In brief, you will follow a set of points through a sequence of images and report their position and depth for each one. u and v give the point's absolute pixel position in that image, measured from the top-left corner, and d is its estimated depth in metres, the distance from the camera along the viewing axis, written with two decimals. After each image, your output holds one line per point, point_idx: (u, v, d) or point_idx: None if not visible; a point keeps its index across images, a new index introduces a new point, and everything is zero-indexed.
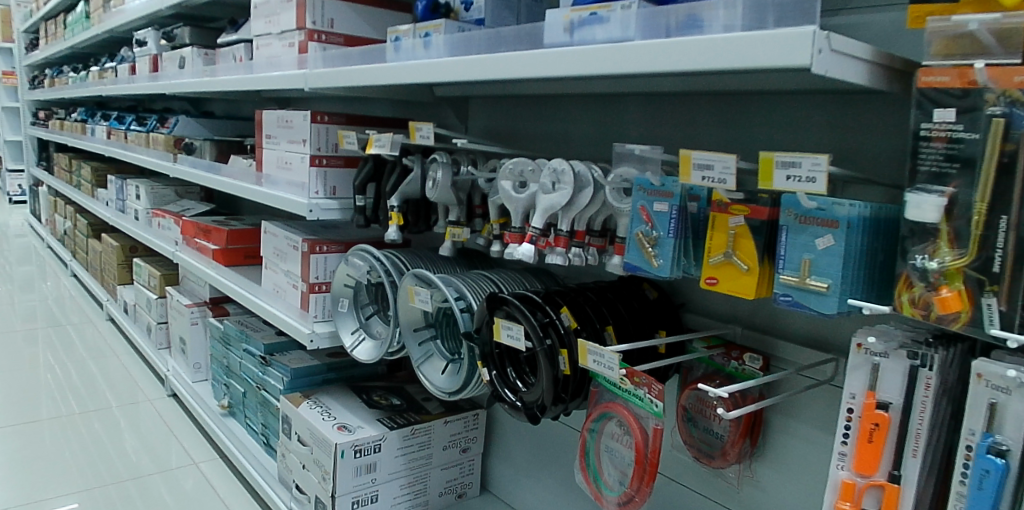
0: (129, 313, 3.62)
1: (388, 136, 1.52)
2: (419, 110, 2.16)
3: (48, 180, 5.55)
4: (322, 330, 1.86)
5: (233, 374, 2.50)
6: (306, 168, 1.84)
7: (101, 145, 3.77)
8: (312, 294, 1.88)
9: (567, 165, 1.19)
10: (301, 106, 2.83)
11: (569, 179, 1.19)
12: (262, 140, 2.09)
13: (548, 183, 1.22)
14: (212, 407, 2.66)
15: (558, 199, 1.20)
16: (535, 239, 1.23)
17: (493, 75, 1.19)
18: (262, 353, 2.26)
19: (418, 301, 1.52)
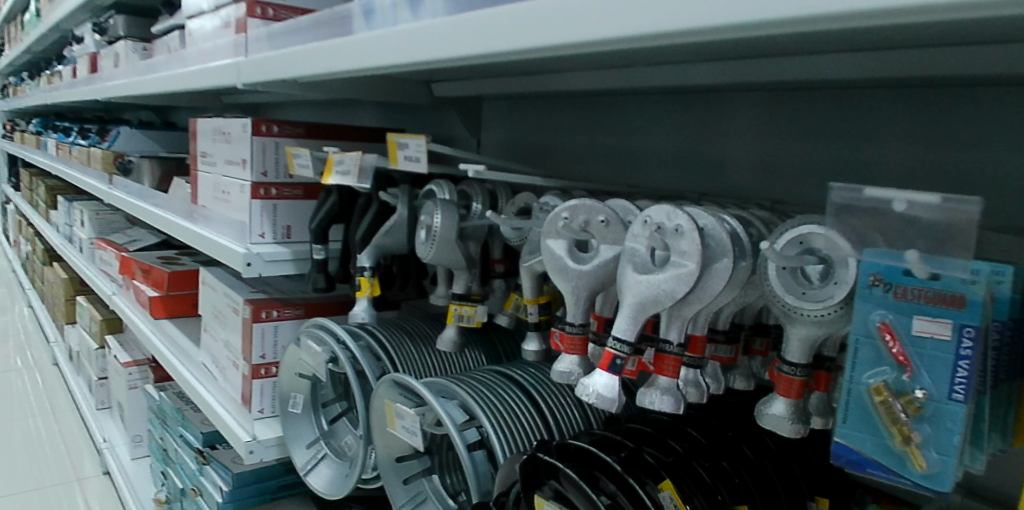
0: (74, 361, 3.02)
1: (355, 157, 0.94)
2: (414, 116, 1.59)
3: (12, 199, 5.02)
4: (266, 436, 1.27)
5: (170, 462, 1.91)
6: (247, 202, 1.26)
7: (50, 161, 3.23)
8: (254, 382, 1.29)
9: (685, 217, 0.60)
10: (270, 114, 2.27)
11: (693, 246, 0.59)
12: (195, 159, 1.52)
13: (644, 250, 0.63)
14: (148, 500, 2.05)
15: (670, 286, 0.60)
16: (619, 364, 0.62)
17: (518, 43, 0.60)
18: (198, 445, 1.67)
19: (399, 428, 0.92)
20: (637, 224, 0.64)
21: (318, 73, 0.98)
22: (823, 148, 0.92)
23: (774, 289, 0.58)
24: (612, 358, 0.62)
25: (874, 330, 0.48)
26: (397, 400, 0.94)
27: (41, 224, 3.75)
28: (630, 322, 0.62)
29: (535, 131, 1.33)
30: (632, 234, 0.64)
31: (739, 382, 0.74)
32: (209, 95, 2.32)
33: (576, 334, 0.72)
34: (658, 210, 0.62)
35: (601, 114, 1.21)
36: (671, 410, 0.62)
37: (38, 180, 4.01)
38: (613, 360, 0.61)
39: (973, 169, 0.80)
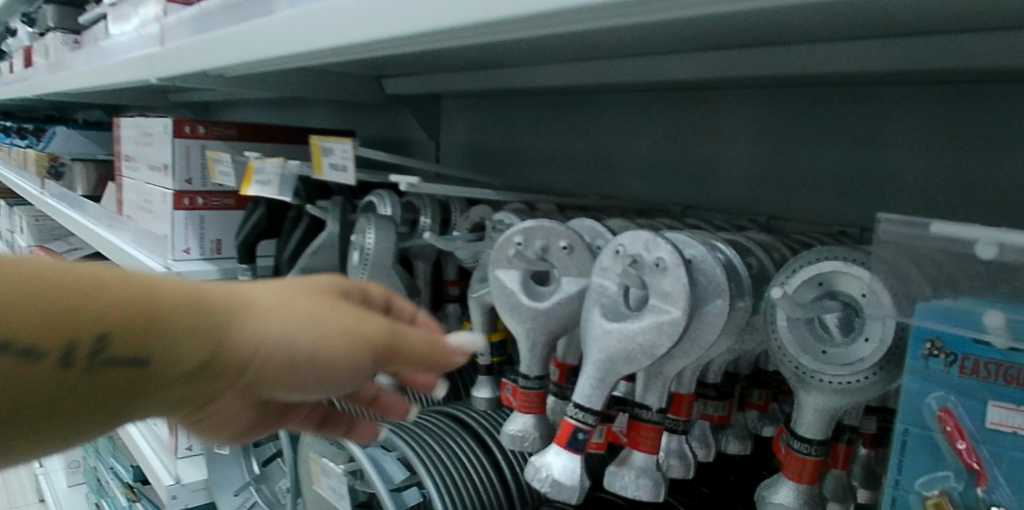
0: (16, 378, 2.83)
1: (276, 163, 0.79)
2: (369, 116, 1.44)
3: None
4: (191, 479, 1.12)
5: (105, 495, 1.73)
6: (168, 213, 1.10)
7: None
8: None
9: (667, 249, 0.46)
10: (221, 114, 2.11)
11: (680, 289, 0.45)
12: (121, 163, 1.36)
13: (615, 290, 0.49)
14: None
15: (648, 341, 0.46)
16: (582, 439, 0.48)
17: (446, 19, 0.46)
18: (129, 479, 1.51)
19: (325, 487, 0.80)
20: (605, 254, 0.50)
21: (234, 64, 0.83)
22: (826, 153, 0.79)
23: (784, 345, 0.44)
24: (574, 433, 0.48)
25: (931, 421, 0.34)
26: (323, 452, 0.80)
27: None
28: (596, 385, 0.48)
29: (499, 133, 1.19)
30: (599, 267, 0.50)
31: (733, 445, 0.60)
32: (155, 93, 2.15)
33: (531, 389, 0.58)
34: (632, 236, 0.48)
35: (572, 114, 1.07)
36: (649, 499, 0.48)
37: None
38: (574, 434, 0.47)
39: (1008, 182, 0.66)
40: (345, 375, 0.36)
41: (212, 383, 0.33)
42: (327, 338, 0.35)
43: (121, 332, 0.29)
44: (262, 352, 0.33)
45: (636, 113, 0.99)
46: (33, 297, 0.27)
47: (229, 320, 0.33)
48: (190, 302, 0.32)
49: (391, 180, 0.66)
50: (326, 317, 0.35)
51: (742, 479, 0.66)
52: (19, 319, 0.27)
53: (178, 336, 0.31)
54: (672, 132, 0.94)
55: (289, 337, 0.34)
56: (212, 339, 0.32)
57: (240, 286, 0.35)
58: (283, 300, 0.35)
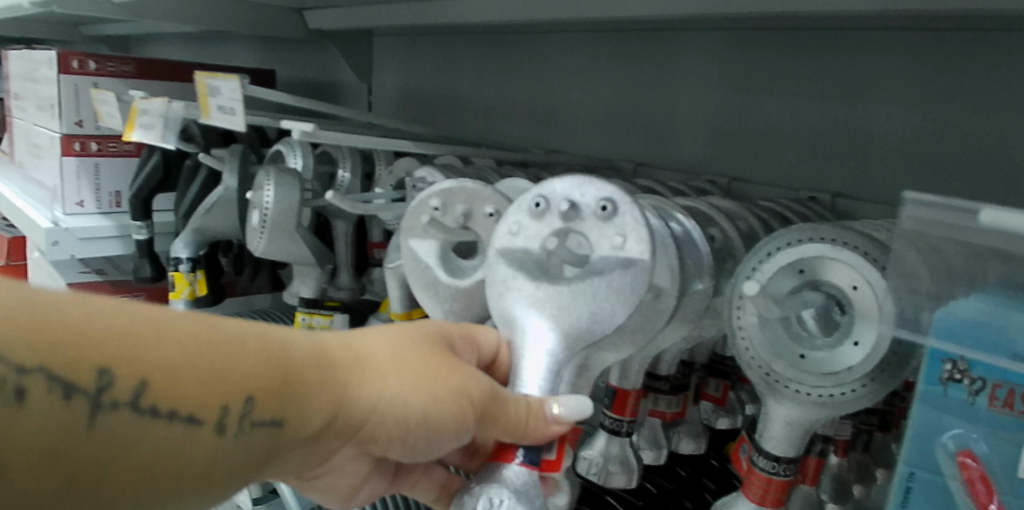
0: None
1: (159, 101, 0.65)
2: (296, 56, 1.30)
3: None
4: None
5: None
6: (56, 161, 0.95)
7: None
8: None
9: (614, 192, 0.36)
10: (140, 49, 1.93)
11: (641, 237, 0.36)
12: (9, 99, 1.19)
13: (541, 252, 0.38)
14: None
15: (607, 311, 0.35)
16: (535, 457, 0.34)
17: None
18: None
19: None
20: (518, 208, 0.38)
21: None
22: (792, 106, 0.70)
23: (751, 347, 0.35)
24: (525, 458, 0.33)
25: (945, 464, 0.27)
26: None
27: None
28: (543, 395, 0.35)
29: (438, 78, 1.07)
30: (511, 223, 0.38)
31: (685, 445, 0.52)
32: (63, 23, 1.95)
33: None
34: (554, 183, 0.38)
35: (515, 58, 0.97)
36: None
37: None
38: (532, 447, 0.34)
39: (992, 142, 0.58)
40: (450, 440, 0.34)
41: (323, 444, 0.31)
42: (436, 396, 0.32)
43: (270, 395, 0.27)
44: (385, 410, 0.32)
45: (589, 57, 0.89)
46: (183, 360, 0.25)
47: (348, 374, 0.31)
48: (316, 359, 0.30)
49: (282, 125, 0.56)
50: (442, 370, 0.33)
51: (694, 474, 0.59)
52: (177, 390, 0.25)
53: (310, 396, 0.29)
54: (629, 80, 0.84)
55: (409, 391, 0.32)
56: (334, 399, 0.30)
57: (347, 337, 0.33)
58: (398, 347, 0.33)
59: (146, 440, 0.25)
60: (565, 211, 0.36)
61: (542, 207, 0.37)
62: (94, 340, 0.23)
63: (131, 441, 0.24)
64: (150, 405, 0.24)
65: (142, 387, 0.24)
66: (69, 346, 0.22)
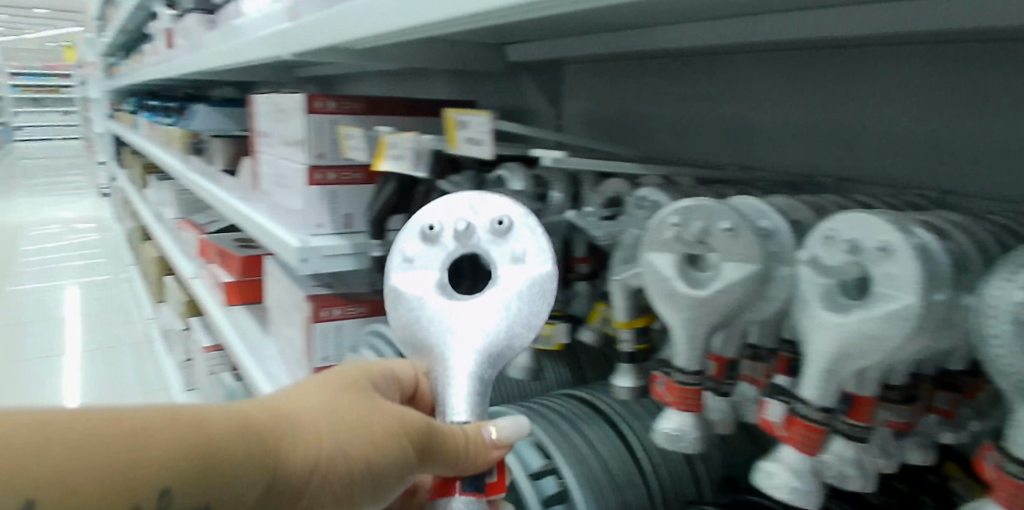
0: (169, 338, 3.12)
1: (409, 136, 0.77)
2: (489, 88, 1.43)
3: (126, 180, 5.37)
4: None
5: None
6: (303, 189, 1.13)
7: (148, 145, 3.37)
8: None
9: (503, 216, 0.61)
10: (345, 88, 2.18)
11: (531, 246, 0.61)
12: (257, 138, 1.41)
13: (443, 264, 0.61)
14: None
15: (524, 310, 0.59)
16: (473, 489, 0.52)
17: None
18: None
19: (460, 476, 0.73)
20: (413, 236, 0.62)
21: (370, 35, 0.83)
22: (1011, 118, 0.69)
23: (1004, 354, 0.38)
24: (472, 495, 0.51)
25: None
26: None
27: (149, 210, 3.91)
28: (477, 368, 0.56)
29: (625, 101, 1.14)
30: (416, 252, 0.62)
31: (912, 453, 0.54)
32: (283, 69, 2.27)
33: (688, 385, 0.54)
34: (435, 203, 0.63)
35: (700, 81, 1.01)
36: (793, 502, 0.48)
37: (150, 168, 4.28)
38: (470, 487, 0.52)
39: None
40: (391, 480, 0.48)
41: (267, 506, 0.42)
42: (366, 449, 0.46)
43: (205, 479, 0.37)
44: (319, 466, 0.44)
45: (783, 77, 0.90)
46: (88, 472, 0.33)
47: (284, 440, 0.42)
48: (246, 436, 0.40)
49: (531, 154, 0.64)
50: (360, 428, 0.46)
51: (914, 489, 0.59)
52: (76, 498, 0.32)
53: (242, 472, 0.39)
54: (827, 98, 0.85)
55: (337, 446, 0.45)
56: (273, 466, 0.41)
57: (283, 408, 0.45)
58: (315, 416, 0.45)
59: None
60: (463, 232, 0.60)
61: (442, 236, 0.61)
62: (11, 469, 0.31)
63: None
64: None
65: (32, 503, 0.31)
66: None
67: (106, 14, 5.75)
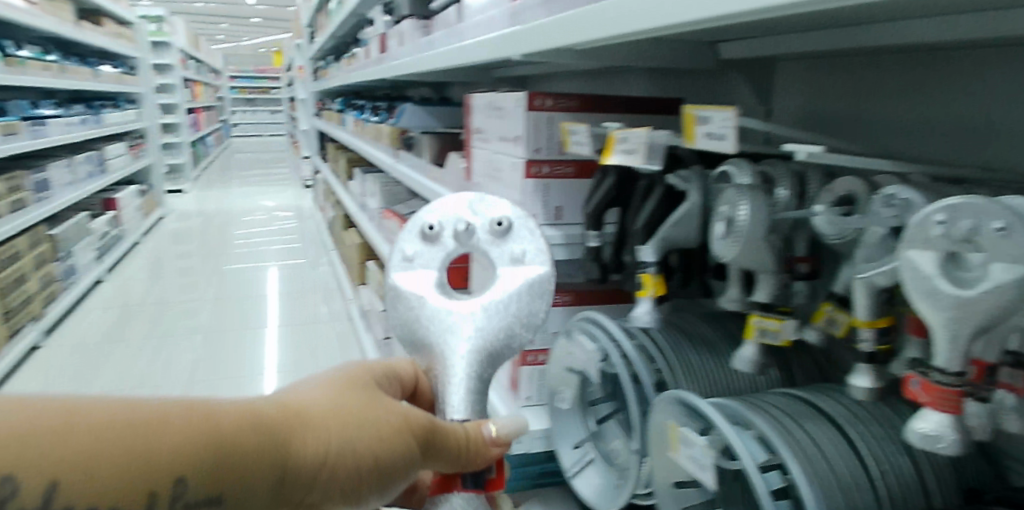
0: (367, 317, 3.45)
1: (643, 132, 0.81)
2: (693, 85, 1.44)
3: (330, 173, 6.00)
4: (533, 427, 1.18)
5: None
6: (519, 181, 1.21)
7: (357, 141, 3.75)
8: (522, 369, 1.22)
9: (502, 219, 0.77)
10: (540, 87, 2.30)
11: (522, 247, 0.77)
12: (471, 134, 1.52)
13: (442, 259, 0.78)
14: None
15: (519, 309, 0.75)
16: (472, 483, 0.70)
17: None
18: None
19: (683, 457, 0.75)
20: (415, 234, 0.78)
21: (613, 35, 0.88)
22: None
23: None
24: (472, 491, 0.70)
25: None
26: (682, 421, 0.77)
27: (351, 201, 4.33)
28: (473, 363, 0.72)
29: (844, 98, 1.11)
30: (416, 249, 0.78)
31: None
32: (483, 70, 2.43)
33: (949, 386, 0.54)
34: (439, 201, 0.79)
35: (935, 76, 0.95)
36: None
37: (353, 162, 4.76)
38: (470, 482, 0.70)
39: None
40: (400, 472, 0.61)
41: (282, 491, 0.55)
42: (373, 446, 0.58)
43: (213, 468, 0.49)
44: (329, 461, 0.56)
45: None
46: (106, 460, 0.45)
47: (293, 437, 0.55)
48: (261, 434, 0.52)
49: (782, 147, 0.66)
50: (363, 430, 0.58)
51: None
52: (97, 480, 0.45)
53: (252, 463, 0.51)
54: None
55: (343, 443, 0.57)
56: (283, 460, 0.53)
57: (296, 406, 0.57)
58: (322, 416, 0.57)
59: None
60: (462, 232, 0.76)
61: (442, 235, 0.77)
62: (51, 456, 0.43)
63: None
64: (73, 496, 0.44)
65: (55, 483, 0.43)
66: (37, 455, 0.43)
67: (317, 24, 6.42)
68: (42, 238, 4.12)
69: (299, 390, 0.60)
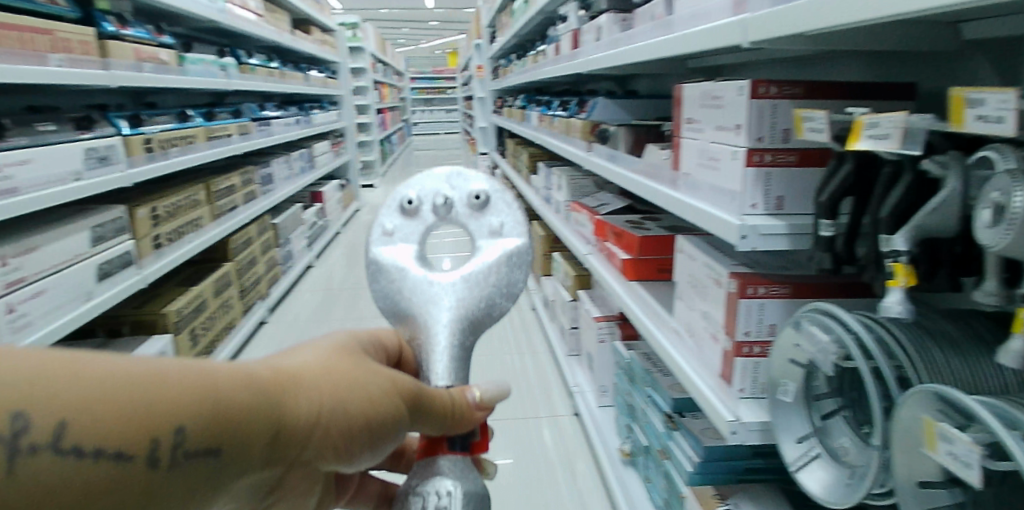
0: (550, 307, 3.57)
1: (899, 116, 0.81)
2: (926, 68, 1.35)
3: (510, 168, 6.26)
4: (749, 418, 1.18)
5: (636, 418, 2.01)
6: (740, 169, 1.20)
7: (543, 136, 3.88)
8: (737, 360, 1.22)
9: (479, 193, 0.92)
10: (739, 76, 2.24)
11: (498, 220, 0.92)
12: (680, 124, 1.53)
13: (422, 230, 0.93)
14: (614, 449, 2.23)
15: (500, 280, 0.90)
16: (457, 445, 0.82)
17: None
18: (667, 409, 1.67)
19: (942, 454, 0.72)
20: (397, 211, 0.94)
21: (864, 18, 0.86)
22: None
23: None
24: (457, 452, 0.82)
25: None
26: (937, 417, 0.74)
27: (533, 194, 4.47)
28: (456, 330, 0.86)
29: None
30: (398, 225, 0.93)
31: None
32: (678, 61, 2.42)
33: None
34: (417, 179, 0.94)
35: None
36: None
37: (534, 156, 4.92)
38: (455, 442, 0.82)
39: None
40: (386, 428, 0.73)
41: (274, 445, 0.63)
42: (362, 405, 0.70)
43: (213, 420, 0.57)
44: (319, 417, 0.66)
45: None
46: (109, 407, 0.53)
47: (288, 397, 0.64)
48: (259, 392, 0.61)
49: None
50: (351, 392, 0.69)
51: None
52: (98, 424, 0.52)
53: (248, 417, 0.60)
54: None
55: (334, 403, 0.68)
56: (279, 415, 0.63)
57: (290, 371, 0.66)
58: (312, 381, 0.67)
59: (79, 469, 0.51)
60: (443, 205, 0.92)
61: (420, 209, 0.93)
62: (58, 400, 0.51)
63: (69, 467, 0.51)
64: (73, 439, 0.50)
65: (60, 422, 0.50)
66: (42, 396, 0.51)
67: (500, 22, 6.68)
68: (268, 227, 4.71)
69: (295, 357, 0.70)
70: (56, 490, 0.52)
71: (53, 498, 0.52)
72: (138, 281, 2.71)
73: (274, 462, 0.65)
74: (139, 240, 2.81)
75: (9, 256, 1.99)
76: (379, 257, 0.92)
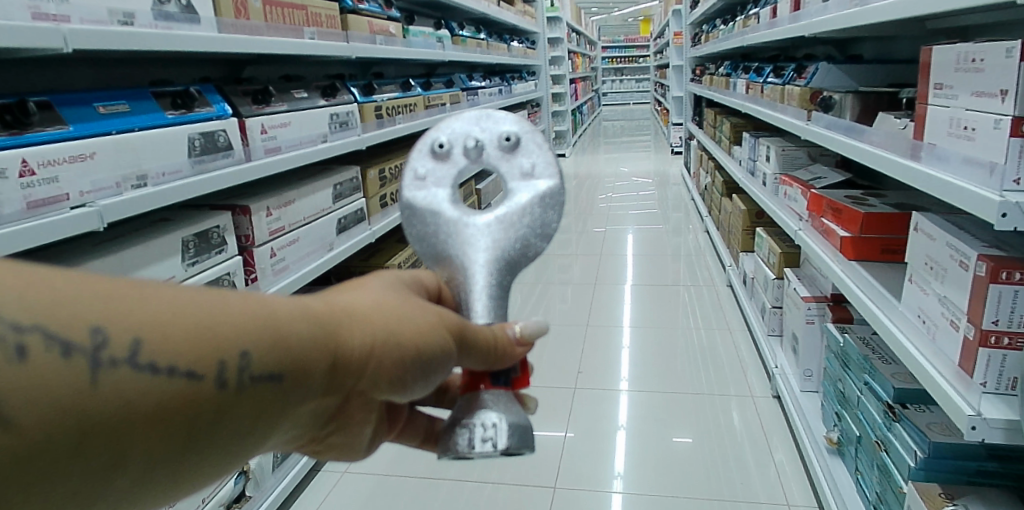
0: (749, 285, 3.46)
1: None
2: None
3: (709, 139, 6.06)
4: (993, 415, 1.08)
5: (847, 406, 1.90)
6: (1003, 141, 1.09)
7: (751, 105, 3.71)
8: (981, 350, 1.12)
9: (512, 132, 0.80)
10: (998, 35, 1.98)
11: (535, 159, 0.80)
12: (926, 91, 1.41)
13: (455, 175, 0.81)
14: (819, 436, 2.13)
15: (541, 222, 0.79)
16: (502, 380, 0.76)
17: None
18: (887, 399, 1.57)
19: None
20: (427, 154, 0.82)
21: None
22: None
23: None
24: (502, 386, 0.76)
25: None
26: None
27: (735, 166, 4.28)
28: (494, 268, 0.77)
29: None
30: (429, 169, 0.82)
31: None
32: (919, 21, 2.19)
33: None
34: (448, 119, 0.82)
35: None
36: None
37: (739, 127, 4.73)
38: (500, 377, 0.76)
39: None
40: (442, 364, 0.67)
41: (331, 375, 0.59)
42: (420, 337, 0.64)
43: (273, 345, 0.54)
44: (376, 348, 0.61)
45: None
46: (176, 327, 0.49)
47: (345, 327, 0.59)
48: (316, 321, 0.57)
49: None
50: (410, 324, 0.64)
51: None
52: (166, 342, 0.48)
53: (310, 345, 0.56)
54: None
55: (394, 334, 0.62)
56: (336, 344, 0.58)
57: (341, 302, 0.61)
58: (368, 311, 0.62)
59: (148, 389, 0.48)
60: (473, 148, 0.80)
61: (448, 153, 0.81)
62: (129, 318, 0.48)
63: (137, 389, 0.48)
64: (146, 357, 0.47)
65: (135, 338, 0.47)
66: (112, 312, 0.48)
67: None
68: None
69: (345, 290, 0.64)
70: (129, 413, 0.48)
71: (126, 425, 0.48)
72: (368, 236, 3.05)
73: (332, 390, 0.60)
74: (369, 199, 3.16)
75: (274, 208, 2.34)
76: (411, 203, 0.82)
